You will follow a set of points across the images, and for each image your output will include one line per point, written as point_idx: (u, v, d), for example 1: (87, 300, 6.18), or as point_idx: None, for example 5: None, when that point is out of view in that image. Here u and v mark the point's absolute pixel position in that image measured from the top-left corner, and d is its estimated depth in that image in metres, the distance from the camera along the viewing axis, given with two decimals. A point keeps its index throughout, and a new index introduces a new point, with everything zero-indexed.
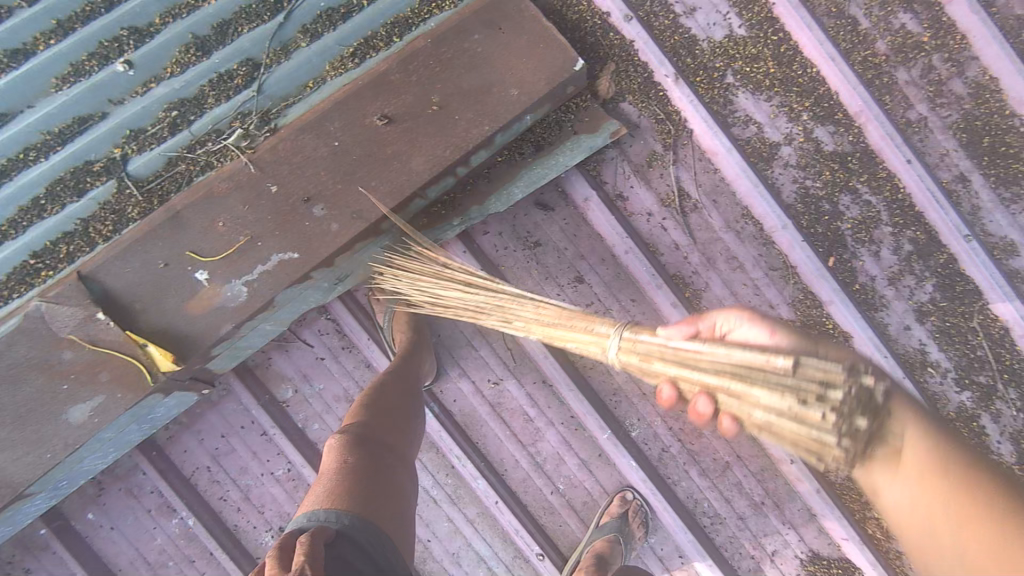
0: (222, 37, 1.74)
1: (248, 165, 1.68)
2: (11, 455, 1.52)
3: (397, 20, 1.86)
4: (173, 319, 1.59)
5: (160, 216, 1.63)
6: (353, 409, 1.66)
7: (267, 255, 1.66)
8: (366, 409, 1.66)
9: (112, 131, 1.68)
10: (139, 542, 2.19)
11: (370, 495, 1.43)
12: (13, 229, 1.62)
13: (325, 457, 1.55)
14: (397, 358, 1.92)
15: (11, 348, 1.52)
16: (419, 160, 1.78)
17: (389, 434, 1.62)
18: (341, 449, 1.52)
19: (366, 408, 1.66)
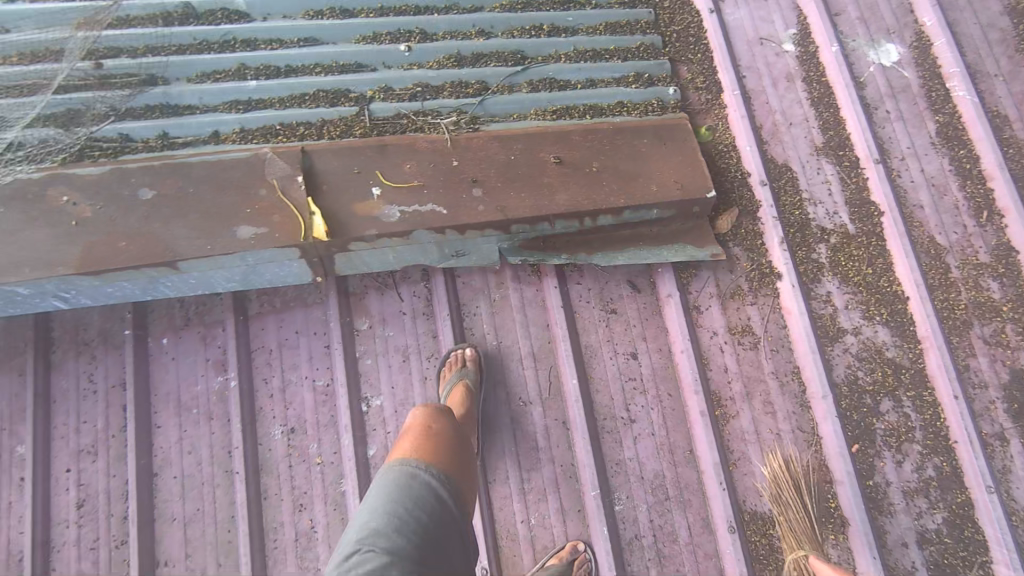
0: (474, 62, 2.45)
1: (448, 143, 2.23)
2: (188, 235, 1.93)
3: (594, 107, 2.46)
4: (341, 209, 2.06)
5: (374, 142, 2.17)
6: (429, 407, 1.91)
7: (426, 202, 2.13)
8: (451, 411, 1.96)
9: (375, 80, 2.30)
10: (184, 382, 2.50)
11: (455, 463, 1.68)
12: (280, 104, 2.20)
13: (409, 431, 1.77)
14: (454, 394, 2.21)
15: (233, 169, 2.03)
16: (562, 197, 2.24)
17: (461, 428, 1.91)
18: (426, 430, 1.75)
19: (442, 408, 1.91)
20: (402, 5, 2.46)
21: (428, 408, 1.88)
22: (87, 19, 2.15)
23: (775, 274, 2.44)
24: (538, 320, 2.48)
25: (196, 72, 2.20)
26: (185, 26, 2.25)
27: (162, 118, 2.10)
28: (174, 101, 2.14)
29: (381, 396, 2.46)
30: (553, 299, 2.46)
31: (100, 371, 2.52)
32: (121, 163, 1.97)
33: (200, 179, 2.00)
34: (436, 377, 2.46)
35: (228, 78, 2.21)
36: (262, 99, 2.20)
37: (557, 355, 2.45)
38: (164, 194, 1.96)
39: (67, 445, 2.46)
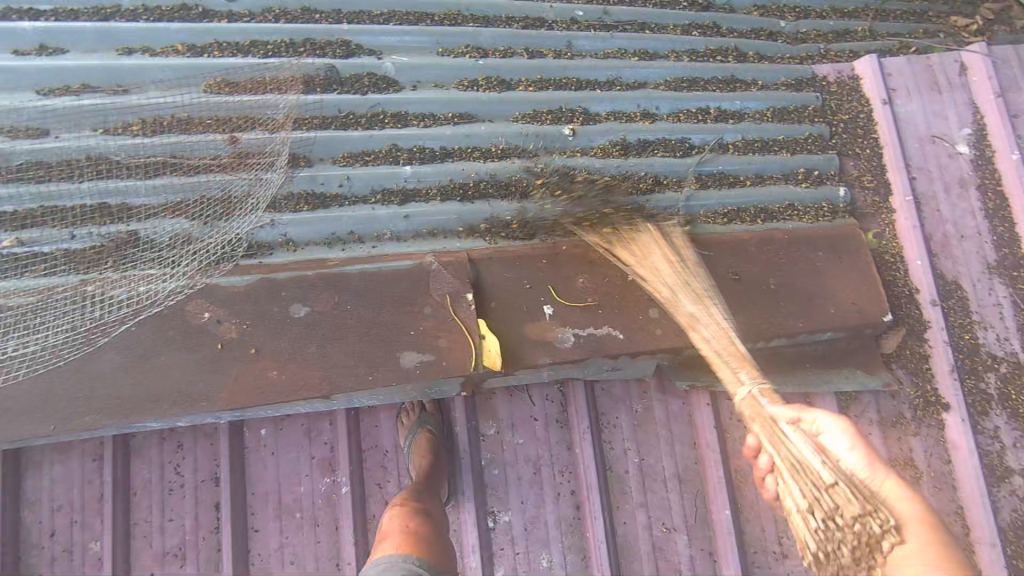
0: (642, 149, 2.18)
1: (622, 253, 1.97)
2: (347, 361, 1.67)
3: (766, 209, 2.23)
4: (514, 330, 1.81)
5: (544, 250, 1.92)
6: (398, 503, 1.91)
7: (601, 324, 1.88)
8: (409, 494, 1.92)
9: (541, 170, 2.03)
10: (287, 480, 2.28)
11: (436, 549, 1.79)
12: (441, 197, 1.94)
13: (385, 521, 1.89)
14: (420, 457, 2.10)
15: (396, 282, 1.75)
16: (741, 318, 2.01)
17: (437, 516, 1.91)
18: (401, 513, 1.86)
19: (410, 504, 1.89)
20: (563, 78, 2.19)
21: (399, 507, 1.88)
22: (225, 80, 1.85)
23: (942, 404, 2.23)
24: (683, 436, 2.27)
25: (344, 152, 1.90)
26: (329, 94, 1.93)
27: (308, 212, 1.81)
28: (319, 188, 1.85)
29: (510, 512, 2.23)
30: (705, 419, 2.24)
31: (189, 463, 2.31)
32: (272, 273, 1.68)
33: (357, 293, 1.71)
34: (570, 494, 2.25)
35: (379, 162, 1.92)
36: (418, 191, 1.93)
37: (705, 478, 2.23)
38: (321, 313, 1.68)
39: (151, 546, 2.27)
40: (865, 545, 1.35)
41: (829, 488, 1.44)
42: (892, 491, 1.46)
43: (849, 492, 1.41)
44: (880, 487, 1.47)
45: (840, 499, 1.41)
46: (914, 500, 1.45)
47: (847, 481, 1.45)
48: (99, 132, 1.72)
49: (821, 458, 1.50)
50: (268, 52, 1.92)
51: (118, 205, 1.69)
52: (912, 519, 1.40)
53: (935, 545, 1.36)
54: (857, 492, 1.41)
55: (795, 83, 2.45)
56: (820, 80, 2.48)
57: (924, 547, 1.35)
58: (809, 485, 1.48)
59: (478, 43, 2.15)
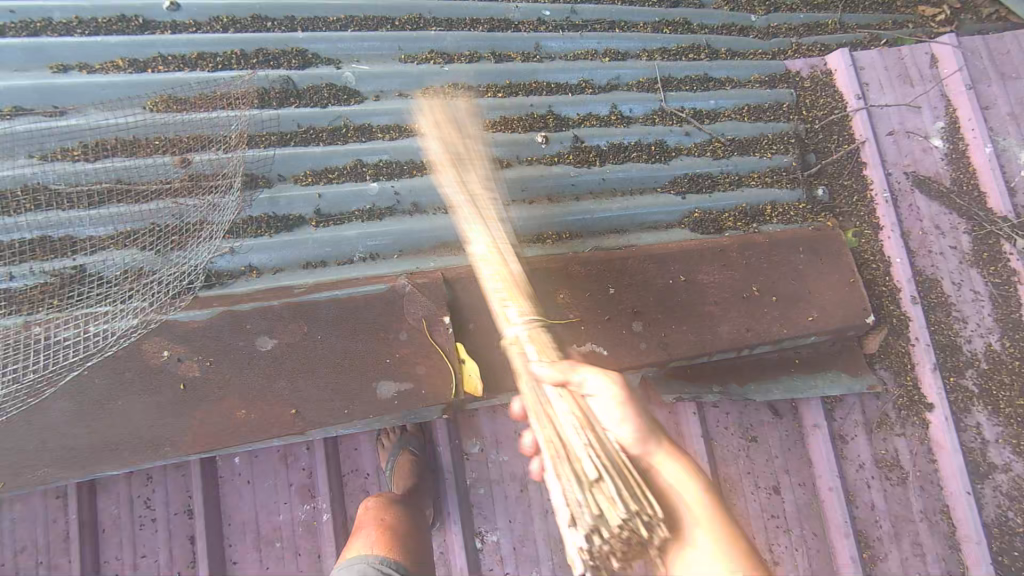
0: (616, 153, 2.11)
1: (602, 265, 1.90)
2: (320, 395, 1.58)
3: (745, 211, 2.19)
4: (493, 351, 1.74)
5: (521, 266, 1.84)
6: (375, 499, 1.84)
7: (584, 341, 1.82)
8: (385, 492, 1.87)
9: (516, 180, 1.98)
10: (264, 510, 2.20)
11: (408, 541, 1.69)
12: (413, 212, 1.87)
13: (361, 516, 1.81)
14: (403, 464, 2.07)
15: (366, 307, 1.66)
16: (725, 328, 1.96)
17: (413, 513, 1.83)
18: (377, 508, 1.79)
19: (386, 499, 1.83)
20: (532, 81, 2.11)
21: (374, 503, 1.82)
22: (167, 96, 1.73)
23: (924, 404, 2.22)
24: None
25: (307, 169, 1.81)
26: (286, 108, 1.82)
27: (271, 237, 1.73)
28: (283, 211, 1.76)
29: (498, 532, 2.18)
30: (693, 427, 2.23)
31: (159, 497, 2.20)
32: (235, 305, 1.58)
33: (328, 323, 1.63)
34: None
35: (345, 178, 1.82)
36: (388, 207, 1.85)
37: None
38: (290, 345, 1.59)
39: None
40: (634, 547, 1.12)
41: (593, 483, 1.16)
42: (714, 556, 1.27)
43: (614, 487, 1.15)
44: (658, 462, 1.38)
45: (593, 506, 1.13)
46: (704, 490, 1.36)
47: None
48: (36, 159, 1.60)
49: (587, 446, 1.22)
50: (217, 65, 1.80)
51: (62, 238, 1.58)
52: (720, 566, 1.26)
53: (744, 556, 1.30)
54: (626, 548, 1.12)
55: (768, 81, 2.41)
56: (794, 76, 2.44)
57: (719, 556, 1.28)
58: (567, 484, 1.18)
59: (441, 48, 2.04)
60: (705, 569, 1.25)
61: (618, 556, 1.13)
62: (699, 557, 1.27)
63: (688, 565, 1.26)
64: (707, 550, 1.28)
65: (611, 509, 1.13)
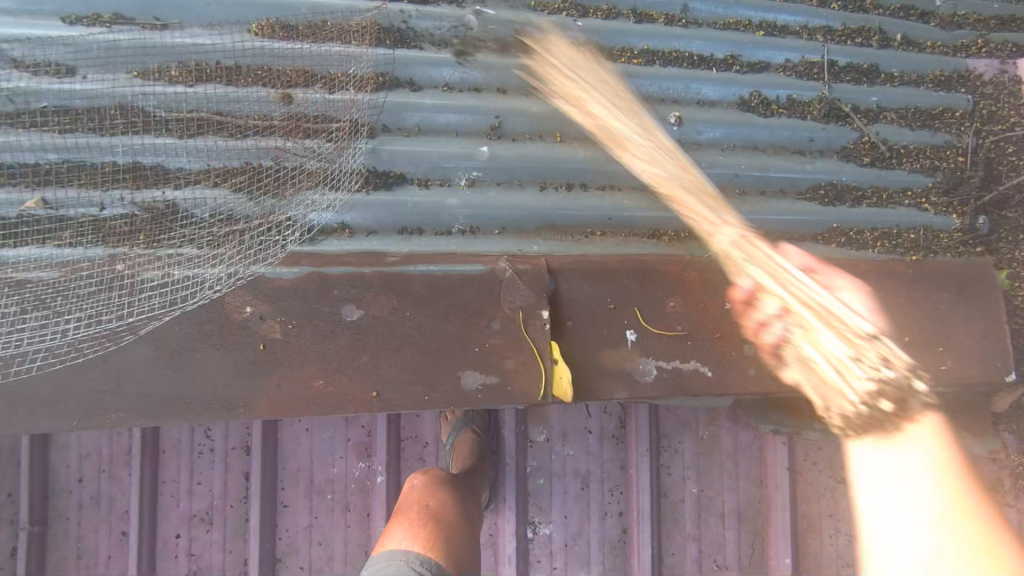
0: (746, 148, 1.88)
1: (721, 275, 1.70)
2: (402, 376, 1.47)
3: (888, 233, 1.91)
4: (590, 357, 1.58)
5: (632, 262, 1.65)
6: (425, 480, 1.73)
7: (689, 357, 1.64)
8: (435, 474, 1.76)
9: (638, 164, 1.75)
10: (320, 460, 2.17)
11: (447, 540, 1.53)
12: (522, 184, 1.69)
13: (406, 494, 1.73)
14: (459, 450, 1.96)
15: (461, 288, 1.52)
16: (846, 364, 1.74)
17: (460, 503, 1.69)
18: (423, 491, 1.69)
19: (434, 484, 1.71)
20: (671, 50, 1.84)
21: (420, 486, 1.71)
22: (275, 20, 1.56)
23: None
24: (750, 473, 2.09)
25: (415, 122, 1.65)
26: (399, 50, 1.64)
27: (368, 194, 1.58)
28: (385, 165, 1.61)
29: (552, 525, 2.09)
30: (779, 458, 2.05)
31: (220, 429, 2.19)
32: (325, 266, 1.46)
33: (420, 299, 1.49)
34: (619, 515, 2.10)
35: (451, 139, 1.66)
36: (495, 176, 1.68)
37: (767, 518, 2.07)
38: (377, 318, 1.47)
39: (178, 508, 2.18)
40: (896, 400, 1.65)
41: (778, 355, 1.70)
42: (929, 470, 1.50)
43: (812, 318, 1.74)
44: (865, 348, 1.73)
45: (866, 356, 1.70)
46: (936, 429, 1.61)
47: (857, 355, 1.70)
48: (134, 77, 1.47)
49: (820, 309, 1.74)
50: None
51: (155, 168, 1.47)
52: (931, 488, 1.45)
53: (966, 487, 1.44)
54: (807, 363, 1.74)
55: (944, 81, 2.06)
56: (972, 78, 2.08)
57: (940, 483, 1.46)
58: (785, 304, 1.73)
59: None
60: (911, 460, 1.54)
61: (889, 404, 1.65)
62: (912, 453, 1.56)
63: (905, 458, 1.55)
64: (917, 458, 1.55)
65: (849, 349, 1.71)
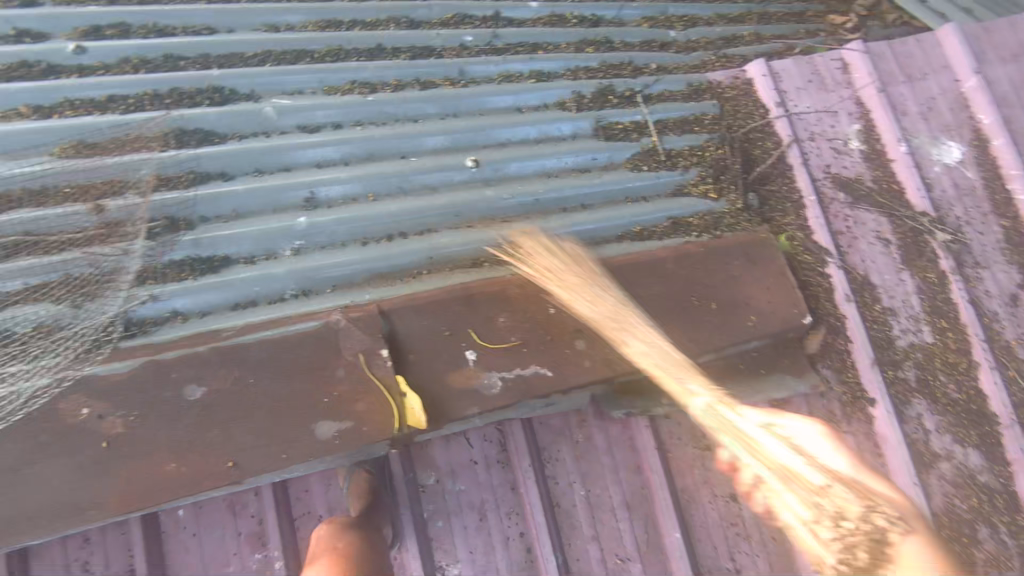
0: (540, 175, 2.13)
1: (540, 286, 1.88)
2: (253, 440, 1.52)
3: (680, 222, 2.20)
4: (435, 382, 1.71)
5: (459, 291, 1.82)
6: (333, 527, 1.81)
7: (529, 363, 1.81)
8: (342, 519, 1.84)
9: (447, 208, 1.95)
10: (211, 562, 2.08)
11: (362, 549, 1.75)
12: (343, 244, 1.83)
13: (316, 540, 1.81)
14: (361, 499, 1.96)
15: (300, 346, 1.61)
16: (668, 340, 1.98)
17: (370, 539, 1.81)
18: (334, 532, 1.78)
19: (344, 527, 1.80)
20: (440, 112, 2.09)
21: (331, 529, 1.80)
22: (76, 141, 1.68)
23: (867, 399, 2.28)
24: (627, 463, 2.25)
25: (231, 209, 1.76)
26: (203, 148, 1.78)
27: (194, 280, 1.65)
28: (207, 252, 1.69)
29: (459, 564, 2.12)
30: (647, 442, 2.24)
31: (99, 556, 2.03)
32: (158, 354, 1.51)
33: (261, 364, 1.57)
34: (520, 536, 2.17)
35: (270, 216, 1.79)
36: (318, 242, 1.81)
37: (651, 500, 2.23)
38: (220, 392, 1.52)
39: None
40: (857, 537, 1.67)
41: (828, 491, 1.71)
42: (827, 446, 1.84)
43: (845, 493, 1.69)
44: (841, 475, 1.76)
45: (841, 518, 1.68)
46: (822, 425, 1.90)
47: (838, 480, 1.72)
48: None
49: (811, 469, 1.75)
50: (129, 107, 1.76)
51: None
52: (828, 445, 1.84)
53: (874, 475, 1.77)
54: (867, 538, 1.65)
55: (691, 93, 2.47)
56: (715, 87, 2.51)
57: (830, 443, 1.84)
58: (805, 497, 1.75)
59: (363, 77, 2.03)
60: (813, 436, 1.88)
61: (861, 549, 1.66)
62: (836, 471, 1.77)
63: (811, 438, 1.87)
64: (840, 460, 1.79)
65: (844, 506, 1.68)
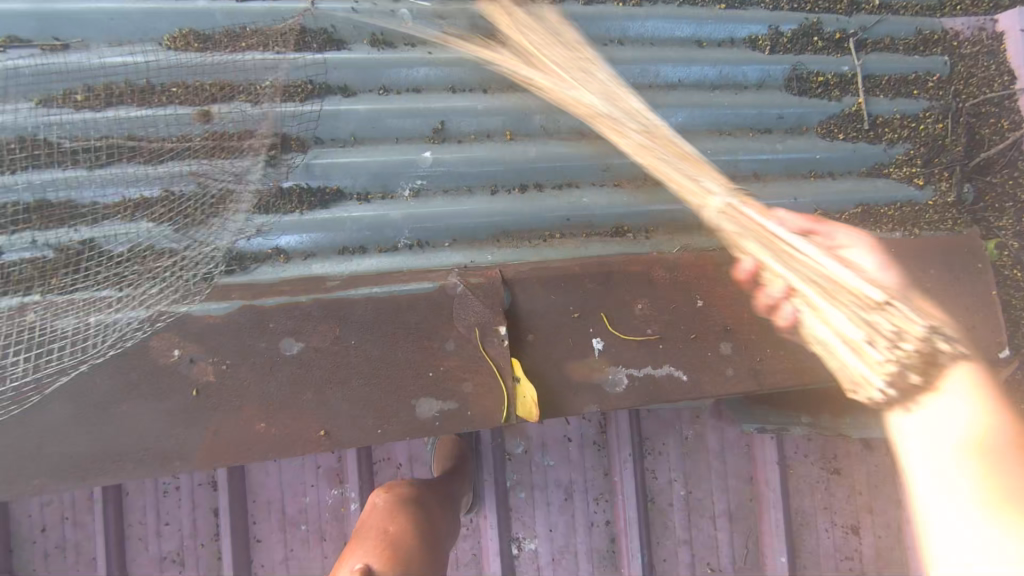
0: (714, 131, 1.77)
1: (691, 271, 1.58)
2: (350, 409, 1.36)
3: (871, 209, 1.80)
4: (554, 370, 1.48)
5: (596, 265, 1.54)
6: (392, 499, 1.33)
7: (662, 362, 1.54)
8: (398, 501, 1.32)
9: (595, 158, 1.64)
10: (290, 488, 2.08)
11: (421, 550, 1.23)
12: (469, 189, 1.56)
13: (365, 512, 1.32)
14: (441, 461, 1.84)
15: (407, 309, 1.40)
16: (831, 354, 1.62)
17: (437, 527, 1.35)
18: (390, 509, 1.30)
19: (404, 504, 1.32)
20: (615, 37, 1.72)
21: (384, 501, 1.32)
22: (187, 31, 1.45)
23: None
24: (739, 472, 2.03)
25: (349, 131, 1.52)
26: (328, 54, 1.51)
27: (302, 214, 1.45)
28: (317, 181, 1.48)
29: (537, 540, 2.00)
30: (768, 455, 2.01)
31: None
32: (258, 298, 1.34)
33: (366, 325, 1.39)
34: (605, 524, 2.01)
35: (393, 146, 1.54)
36: (441, 184, 1.55)
37: (759, 516, 2.03)
38: (318, 350, 1.36)
39: (147, 548, 2.10)
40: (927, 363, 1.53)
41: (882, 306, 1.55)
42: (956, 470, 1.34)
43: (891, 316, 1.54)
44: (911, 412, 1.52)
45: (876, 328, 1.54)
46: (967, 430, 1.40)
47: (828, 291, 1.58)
48: (36, 105, 1.35)
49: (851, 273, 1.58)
50: None
51: (62, 202, 1.33)
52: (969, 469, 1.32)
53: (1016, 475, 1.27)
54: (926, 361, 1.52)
55: (918, 44, 1.93)
56: (948, 36, 1.94)
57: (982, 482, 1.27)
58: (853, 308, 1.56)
59: None
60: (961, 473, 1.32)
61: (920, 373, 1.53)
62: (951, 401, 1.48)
63: (939, 443, 1.41)
64: (960, 415, 1.44)
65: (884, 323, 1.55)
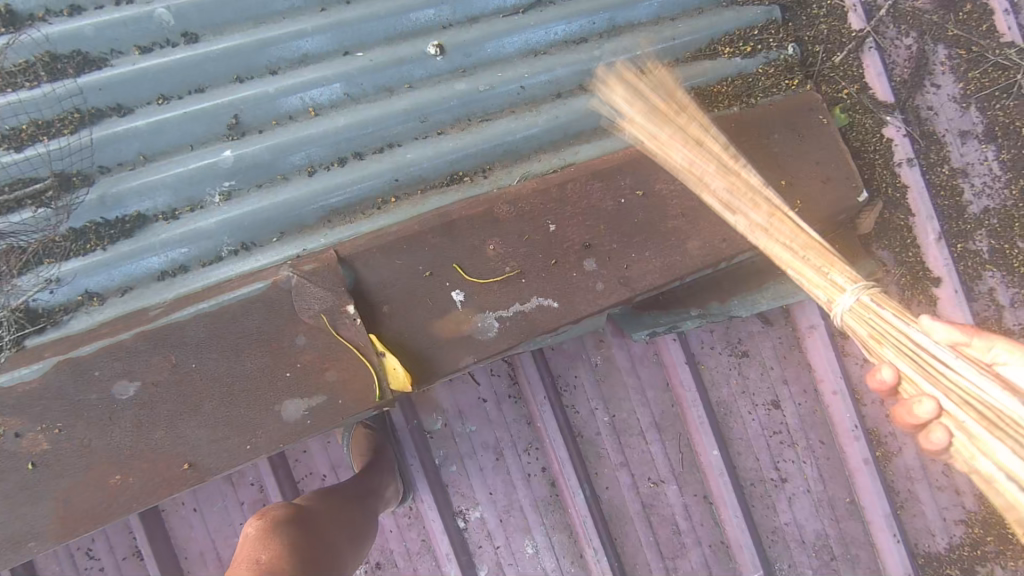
0: (531, 55, 1.70)
1: (534, 197, 1.53)
2: (209, 434, 1.28)
3: (705, 92, 1.78)
4: (418, 336, 1.42)
5: (433, 218, 1.46)
6: (265, 525, 1.27)
7: (529, 296, 1.50)
8: (271, 526, 1.25)
9: (407, 112, 1.56)
10: (219, 533, 1.98)
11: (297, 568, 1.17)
12: (286, 177, 1.48)
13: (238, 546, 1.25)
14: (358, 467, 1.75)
15: (244, 316, 1.32)
16: (697, 244, 1.60)
17: (324, 542, 1.29)
18: (262, 534, 1.24)
19: (281, 525, 1.26)
20: None
21: (257, 527, 1.26)
22: None
23: (930, 280, 1.96)
24: (653, 381, 2.07)
25: (138, 152, 1.41)
26: (86, 75, 1.38)
27: (107, 250, 1.36)
28: (115, 213, 1.38)
29: (480, 507, 1.98)
30: (675, 355, 2.00)
31: (103, 545, 1.96)
32: (74, 350, 1.25)
33: (201, 346, 1.29)
34: (543, 472, 2.01)
35: (189, 154, 1.43)
36: (253, 180, 1.46)
37: (684, 420, 2.05)
38: (157, 386, 1.27)
39: None
40: None
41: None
42: None
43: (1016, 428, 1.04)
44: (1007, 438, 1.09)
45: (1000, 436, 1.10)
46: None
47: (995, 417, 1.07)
48: None
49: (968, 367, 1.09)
50: None
51: None
52: None
53: None
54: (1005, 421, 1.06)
55: None
56: None
57: None
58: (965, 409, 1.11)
59: None
60: None
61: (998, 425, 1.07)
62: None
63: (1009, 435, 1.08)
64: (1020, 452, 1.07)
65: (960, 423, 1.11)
